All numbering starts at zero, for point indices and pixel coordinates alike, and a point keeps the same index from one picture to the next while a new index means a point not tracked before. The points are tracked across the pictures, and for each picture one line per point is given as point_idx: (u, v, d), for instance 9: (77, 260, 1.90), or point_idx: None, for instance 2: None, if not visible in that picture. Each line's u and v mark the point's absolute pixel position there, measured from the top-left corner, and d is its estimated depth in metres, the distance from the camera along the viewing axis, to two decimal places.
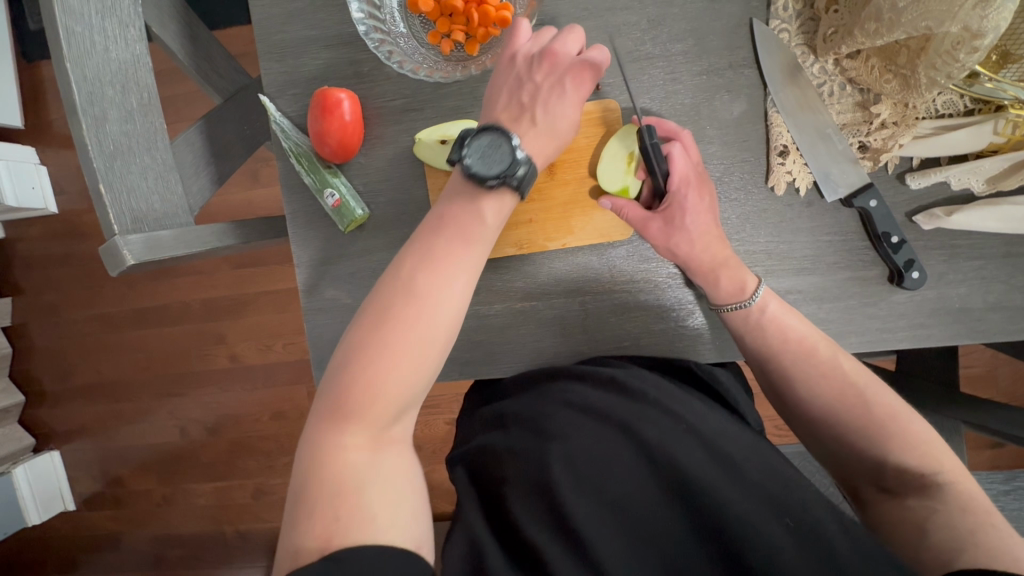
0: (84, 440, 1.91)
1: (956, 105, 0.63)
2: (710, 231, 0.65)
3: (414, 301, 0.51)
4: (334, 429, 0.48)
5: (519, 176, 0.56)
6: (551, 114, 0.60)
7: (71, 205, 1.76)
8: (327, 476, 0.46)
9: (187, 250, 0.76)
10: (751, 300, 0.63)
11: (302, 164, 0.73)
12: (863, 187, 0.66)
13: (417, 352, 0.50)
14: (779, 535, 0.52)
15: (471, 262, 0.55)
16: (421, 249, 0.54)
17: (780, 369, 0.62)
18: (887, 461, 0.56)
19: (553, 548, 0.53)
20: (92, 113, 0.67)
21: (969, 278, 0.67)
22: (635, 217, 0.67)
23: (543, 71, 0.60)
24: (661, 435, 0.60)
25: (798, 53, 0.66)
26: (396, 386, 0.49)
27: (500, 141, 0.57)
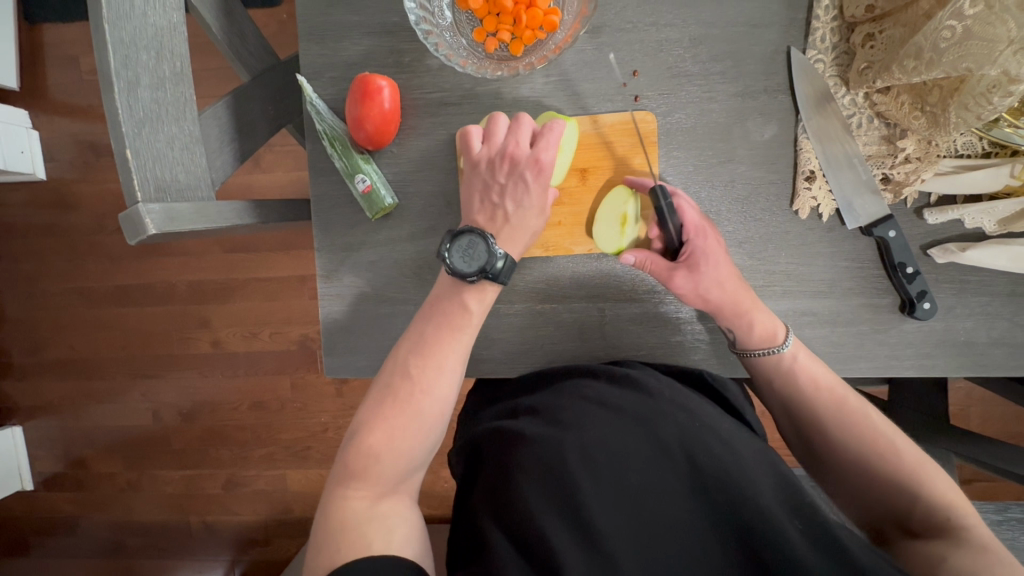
0: (49, 418, 1.83)
1: (975, 147, 0.66)
2: (731, 275, 0.68)
3: (412, 383, 0.61)
4: (340, 484, 0.56)
5: (497, 268, 0.64)
6: (523, 208, 0.67)
7: (59, 173, 1.71)
8: (333, 520, 0.53)
9: (207, 224, 0.75)
10: (782, 347, 0.66)
11: (335, 147, 0.72)
12: (883, 217, 0.68)
13: (412, 426, 0.59)
14: (795, 535, 0.53)
15: (461, 348, 0.64)
16: (420, 338, 0.64)
17: (810, 411, 0.65)
18: (914, 504, 0.56)
19: (565, 537, 0.53)
20: (125, 77, 0.65)
21: (975, 312, 0.70)
22: (658, 270, 0.69)
23: (507, 172, 0.66)
24: (680, 431, 0.61)
25: (831, 83, 0.68)
26: (389, 458, 0.57)
27: (477, 240, 0.65)
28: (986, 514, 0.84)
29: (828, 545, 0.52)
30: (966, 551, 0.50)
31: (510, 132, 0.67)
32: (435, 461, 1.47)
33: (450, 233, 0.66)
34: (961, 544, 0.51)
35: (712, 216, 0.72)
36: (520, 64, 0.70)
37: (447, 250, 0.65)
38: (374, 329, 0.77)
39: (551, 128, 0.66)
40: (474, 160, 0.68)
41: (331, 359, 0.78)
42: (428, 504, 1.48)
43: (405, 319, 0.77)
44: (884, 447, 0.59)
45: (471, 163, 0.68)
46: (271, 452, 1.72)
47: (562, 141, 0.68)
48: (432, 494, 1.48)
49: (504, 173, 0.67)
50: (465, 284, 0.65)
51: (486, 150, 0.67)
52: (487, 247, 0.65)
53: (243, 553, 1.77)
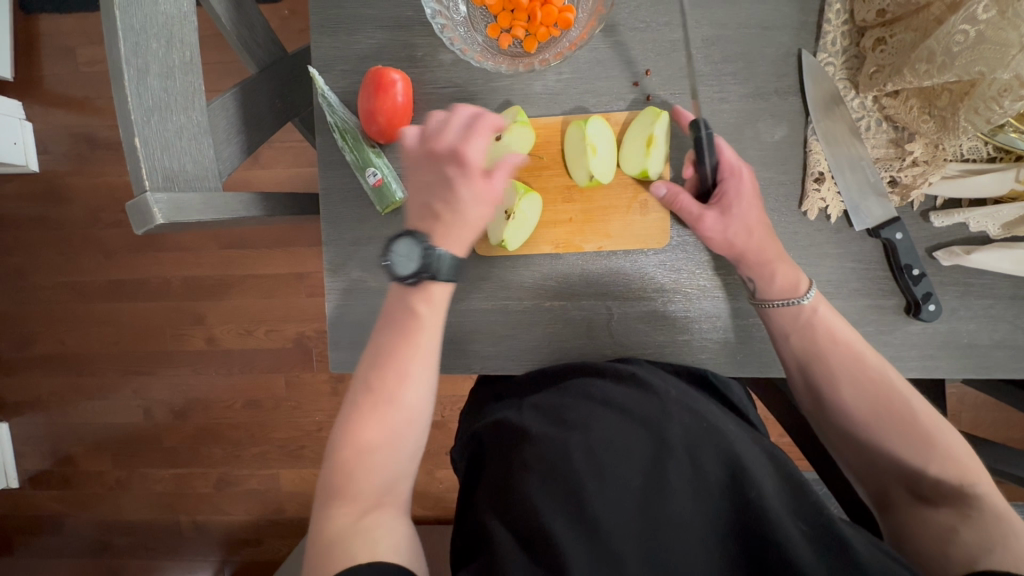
0: (37, 414, 1.80)
1: (981, 152, 0.67)
2: (760, 222, 0.68)
3: (374, 397, 0.60)
4: (323, 505, 0.56)
5: (434, 269, 0.64)
6: (454, 206, 0.66)
7: (53, 165, 1.68)
8: (319, 543, 0.53)
9: (213, 215, 0.74)
10: (804, 298, 0.66)
11: (346, 141, 0.72)
12: (890, 220, 0.69)
13: (385, 436, 0.59)
14: (799, 538, 0.53)
15: (425, 354, 0.63)
16: (385, 348, 0.63)
17: (828, 369, 0.64)
18: (930, 471, 0.58)
19: (569, 535, 0.53)
20: (135, 64, 0.65)
21: (978, 315, 0.71)
22: (689, 209, 0.69)
23: (436, 168, 0.67)
24: (686, 432, 0.60)
25: (840, 87, 0.69)
26: (367, 471, 0.57)
27: (416, 244, 0.64)
28: None
29: (832, 548, 0.52)
30: (979, 523, 0.52)
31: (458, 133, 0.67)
32: (432, 461, 1.46)
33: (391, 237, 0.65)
34: (971, 517, 0.53)
35: None
36: (534, 60, 0.70)
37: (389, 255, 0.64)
38: None
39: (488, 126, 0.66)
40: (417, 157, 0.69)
41: (337, 354, 0.78)
42: (423, 505, 1.47)
43: None
44: (904, 410, 0.60)
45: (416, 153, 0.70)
46: (264, 451, 1.70)
47: (592, 138, 0.67)
48: (427, 494, 1.47)
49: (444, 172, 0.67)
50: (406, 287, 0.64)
51: (425, 143, 0.68)
52: (421, 250, 0.64)
53: (233, 553, 1.74)
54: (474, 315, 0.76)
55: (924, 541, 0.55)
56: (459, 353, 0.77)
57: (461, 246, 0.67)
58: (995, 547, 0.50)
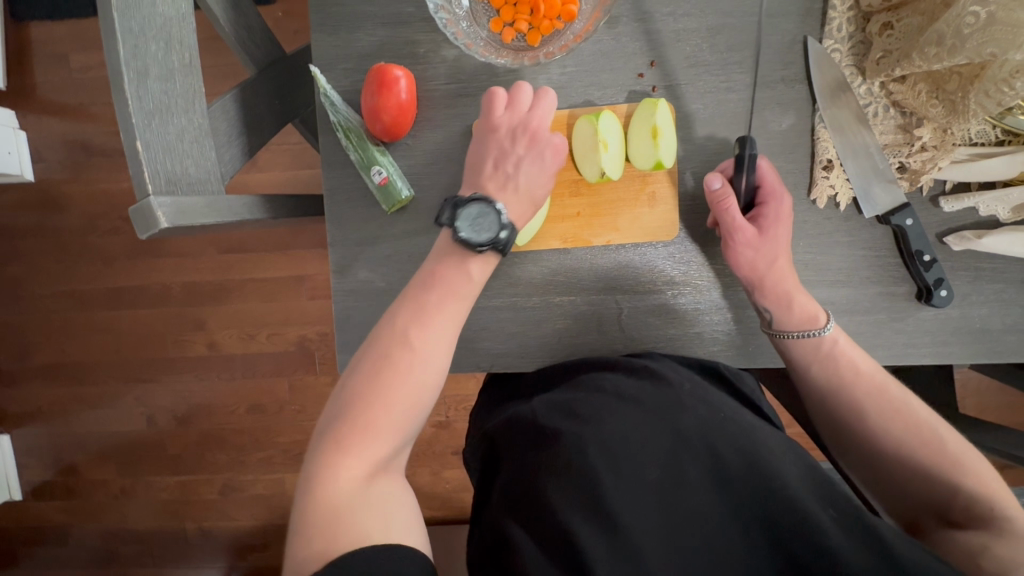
0: (39, 424, 1.79)
1: (989, 135, 0.67)
2: (787, 252, 0.69)
3: (396, 359, 0.57)
4: (329, 458, 0.52)
5: (503, 240, 0.64)
6: (525, 179, 0.66)
7: (49, 173, 1.67)
8: (320, 500, 0.49)
9: (217, 218, 0.73)
10: (823, 330, 0.66)
11: (349, 139, 0.72)
12: (900, 206, 0.68)
13: (410, 400, 0.56)
14: (826, 522, 0.52)
15: (455, 323, 0.62)
16: (412, 306, 0.60)
17: (851, 398, 0.64)
18: (960, 496, 0.55)
19: (588, 531, 0.52)
20: (135, 67, 0.64)
21: (990, 299, 0.71)
22: (731, 220, 0.67)
23: (511, 141, 0.67)
24: (700, 423, 0.60)
25: (847, 73, 0.68)
26: (386, 433, 0.54)
27: (487, 210, 0.64)
28: None
29: (862, 530, 0.51)
30: (1010, 539, 0.50)
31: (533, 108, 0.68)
32: (439, 461, 1.45)
33: (461, 200, 0.64)
34: (1002, 534, 0.50)
35: None
36: (539, 53, 0.70)
37: (459, 216, 0.63)
38: None
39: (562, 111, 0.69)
40: (495, 125, 0.67)
41: (346, 356, 0.77)
42: (430, 505, 1.46)
43: None
44: (931, 439, 0.59)
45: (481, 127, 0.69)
46: (269, 456, 1.69)
47: (603, 134, 0.67)
48: (435, 494, 1.46)
49: (523, 145, 0.67)
50: (469, 253, 0.63)
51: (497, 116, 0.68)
52: (494, 216, 0.64)
53: (240, 559, 1.74)
54: (482, 312, 0.76)
55: (953, 559, 0.52)
56: (469, 351, 0.76)
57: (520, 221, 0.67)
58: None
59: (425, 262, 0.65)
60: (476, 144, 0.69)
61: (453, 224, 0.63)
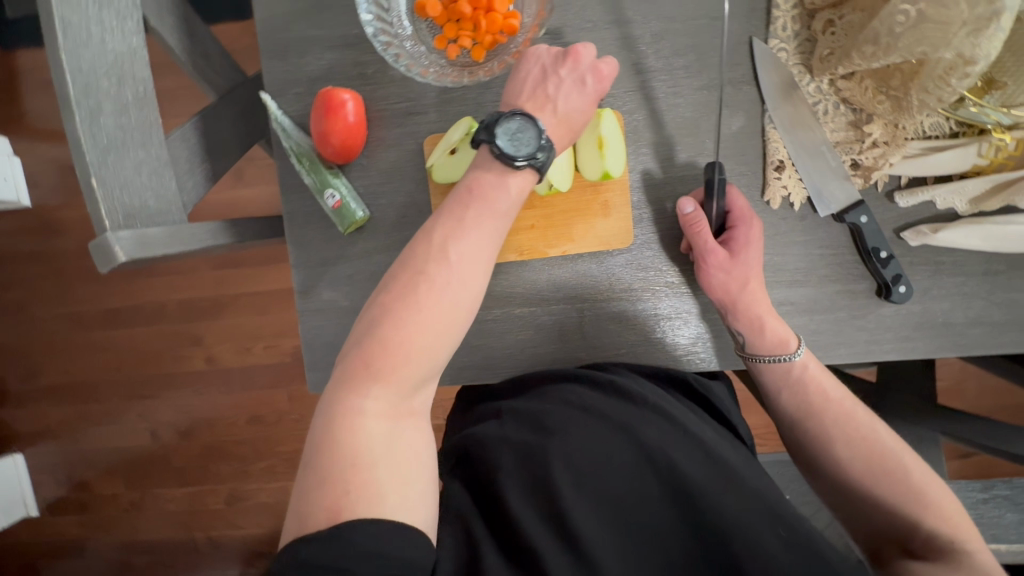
0: (50, 443, 1.83)
1: (943, 128, 0.66)
2: (759, 275, 0.69)
3: (427, 281, 0.53)
4: (357, 382, 0.50)
5: (544, 160, 0.59)
6: (565, 103, 0.62)
7: (43, 198, 1.70)
8: (342, 439, 0.48)
9: (181, 247, 0.74)
10: (794, 355, 0.67)
11: (303, 164, 0.72)
12: (854, 204, 0.68)
13: (444, 321, 0.54)
14: (775, 544, 0.53)
15: (492, 245, 0.57)
16: (442, 227, 0.57)
17: (819, 424, 0.65)
18: (921, 527, 0.57)
19: (549, 546, 0.53)
20: (86, 106, 0.65)
21: (952, 293, 0.70)
22: (702, 241, 0.67)
23: (556, 71, 0.63)
24: (661, 438, 0.61)
25: (795, 72, 0.68)
26: (415, 358, 0.52)
27: (528, 126, 0.59)
28: (975, 493, 0.82)
29: (808, 552, 0.53)
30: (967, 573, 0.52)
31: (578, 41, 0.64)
32: None
33: (498, 114, 0.60)
34: (959, 568, 0.52)
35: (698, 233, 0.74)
36: (482, 69, 0.71)
37: (497, 130, 0.59)
38: None
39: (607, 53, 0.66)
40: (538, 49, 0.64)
41: (315, 375, 0.78)
42: None
43: None
44: (895, 468, 0.60)
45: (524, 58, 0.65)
46: (271, 465, 1.72)
47: None
48: None
49: (564, 70, 0.63)
50: (506, 171, 0.59)
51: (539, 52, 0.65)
52: (537, 133, 0.59)
53: (250, 566, 1.77)
54: None
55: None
56: None
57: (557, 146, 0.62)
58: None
59: (460, 180, 0.61)
60: (516, 68, 0.64)
61: (490, 139, 0.59)
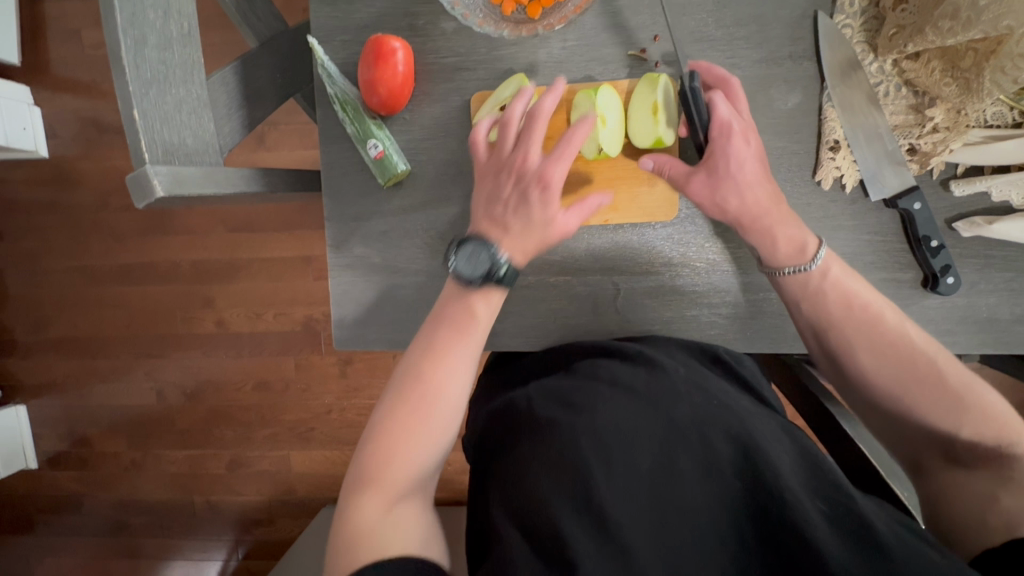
0: (54, 396, 1.83)
1: (1006, 117, 0.64)
2: (758, 184, 0.62)
3: (425, 382, 0.57)
4: (354, 494, 0.52)
5: (499, 276, 0.60)
6: (520, 214, 0.61)
7: (62, 150, 1.69)
8: (348, 528, 0.51)
9: (215, 190, 0.73)
10: (811, 263, 0.61)
11: (346, 112, 0.71)
12: (909, 189, 0.66)
13: (426, 432, 0.55)
14: (817, 516, 0.50)
15: (478, 344, 0.60)
16: (433, 334, 0.60)
17: (843, 338, 0.61)
18: (964, 432, 0.56)
19: (577, 525, 0.50)
20: (133, 35, 0.64)
21: (999, 288, 0.68)
22: (678, 172, 0.65)
23: (513, 184, 0.61)
24: (693, 413, 0.59)
25: (858, 50, 0.66)
26: (404, 467, 0.53)
27: (481, 250, 0.61)
28: None
29: (848, 528, 0.50)
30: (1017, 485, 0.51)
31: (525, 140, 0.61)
32: None
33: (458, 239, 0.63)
34: (1011, 480, 0.52)
35: None
36: (538, 26, 0.69)
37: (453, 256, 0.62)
38: (386, 300, 0.76)
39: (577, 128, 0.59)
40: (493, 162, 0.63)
41: (342, 330, 0.78)
42: None
43: (416, 290, 0.76)
44: (927, 372, 0.57)
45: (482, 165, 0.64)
46: (274, 433, 1.72)
47: (602, 108, 0.66)
48: None
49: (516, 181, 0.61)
50: (469, 288, 0.61)
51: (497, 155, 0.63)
52: (485, 255, 0.61)
53: (246, 533, 1.77)
54: None
55: (961, 502, 0.55)
56: None
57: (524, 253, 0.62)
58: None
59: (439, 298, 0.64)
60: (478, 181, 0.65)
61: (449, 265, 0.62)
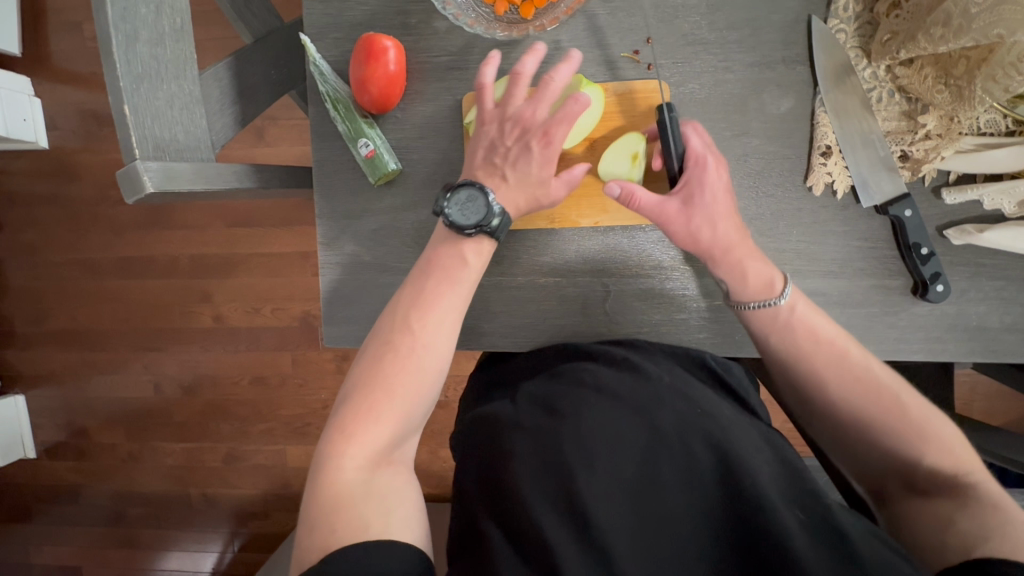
0: (52, 387, 1.84)
1: (999, 125, 0.64)
2: (727, 215, 0.64)
3: (409, 340, 0.60)
4: (334, 450, 0.54)
5: (494, 226, 0.63)
6: (518, 167, 0.64)
7: (62, 142, 1.69)
8: (325, 491, 0.52)
9: (207, 186, 0.73)
10: (780, 298, 0.62)
11: (337, 111, 0.71)
12: (900, 196, 0.66)
13: (411, 387, 0.58)
14: (795, 526, 0.50)
15: (460, 304, 0.63)
16: (414, 294, 0.63)
17: (810, 370, 0.61)
18: (925, 464, 0.56)
19: (559, 531, 0.51)
20: (124, 30, 0.63)
21: (989, 297, 0.68)
22: (651, 203, 0.63)
23: (516, 136, 0.64)
24: (678, 420, 0.58)
25: (851, 55, 0.66)
26: (386, 421, 0.56)
27: (477, 196, 0.63)
28: None
29: (827, 536, 0.50)
30: (980, 511, 0.50)
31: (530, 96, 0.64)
32: (435, 441, 1.47)
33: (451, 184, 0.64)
34: (968, 506, 0.51)
35: None
36: (530, 26, 0.68)
37: (446, 201, 0.63)
38: (376, 298, 0.77)
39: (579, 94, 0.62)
40: (490, 114, 0.65)
41: (332, 328, 0.78)
42: (426, 483, 1.48)
43: None
44: (889, 405, 0.58)
45: (483, 118, 0.65)
46: (270, 427, 1.72)
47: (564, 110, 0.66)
48: (430, 472, 1.48)
49: (514, 134, 0.64)
50: (461, 237, 0.64)
51: (500, 108, 0.65)
52: (481, 200, 0.63)
53: (242, 526, 1.78)
54: None
55: (920, 533, 0.53)
56: None
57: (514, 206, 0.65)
58: (989, 532, 0.48)
59: (425, 249, 0.67)
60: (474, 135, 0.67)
61: (441, 210, 0.64)
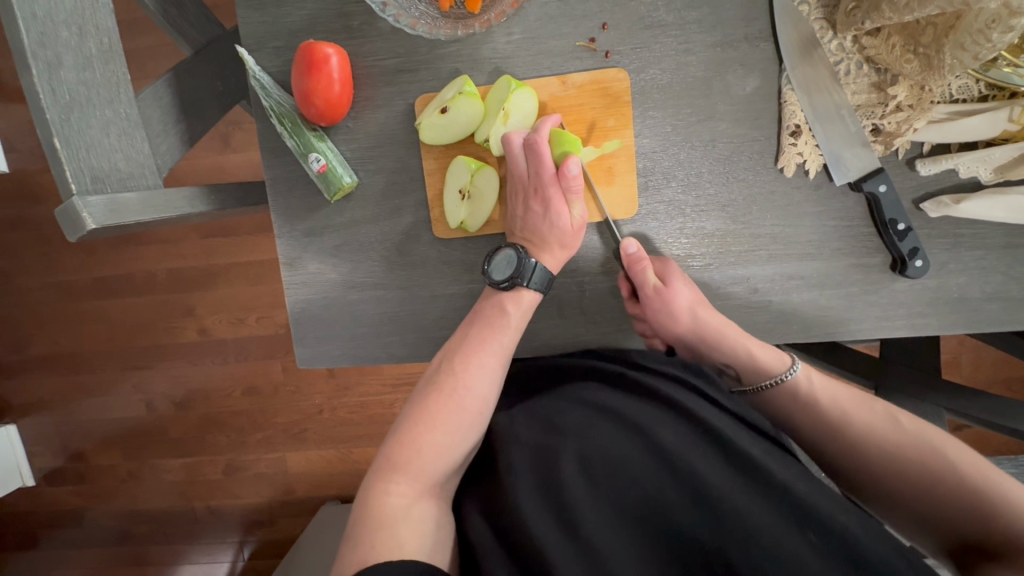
0: (43, 414, 1.81)
1: (971, 90, 0.61)
2: (704, 302, 0.67)
3: (452, 380, 0.63)
4: (381, 478, 0.58)
5: (526, 276, 0.66)
6: (529, 226, 0.68)
7: (23, 164, 1.63)
8: (369, 511, 0.55)
9: (155, 215, 0.70)
10: (790, 372, 0.64)
11: (284, 125, 0.67)
12: (873, 171, 0.64)
13: (452, 431, 0.61)
14: (795, 546, 0.47)
15: (503, 353, 0.66)
16: (461, 342, 0.66)
17: (847, 430, 0.61)
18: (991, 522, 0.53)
19: (559, 548, 0.48)
20: (44, 57, 0.59)
21: (969, 267, 0.67)
22: (644, 285, 0.66)
23: (522, 199, 0.68)
24: (678, 439, 0.55)
25: (816, 27, 0.63)
26: (429, 454, 0.59)
27: (509, 255, 0.67)
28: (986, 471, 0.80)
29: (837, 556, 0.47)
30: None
31: (516, 164, 0.67)
32: None
33: (490, 251, 0.69)
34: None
35: (691, 179, 0.68)
36: (477, 22, 0.64)
37: (490, 263, 0.68)
38: (345, 317, 0.74)
39: (538, 140, 0.64)
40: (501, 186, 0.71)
41: (304, 349, 0.76)
42: None
43: (375, 304, 0.73)
44: (936, 462, 0.57)
45: (503, 191, 0.71)
46: (268, 436, 1.68)
47: (509, 105, 0.64)
48: None
49: (518, 200, 0.68)
50: (499, 292, 0.67)
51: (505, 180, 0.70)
52: (516, 259, 0.66)
53: (250, 534, 1.75)
54: (441, 302, 0.73)
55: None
56: (427, 341, 0.73)
57: (554, 261, 0.68)
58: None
59: (474, 302, 0.71)
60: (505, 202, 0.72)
61: (485, 272, 0.68)
